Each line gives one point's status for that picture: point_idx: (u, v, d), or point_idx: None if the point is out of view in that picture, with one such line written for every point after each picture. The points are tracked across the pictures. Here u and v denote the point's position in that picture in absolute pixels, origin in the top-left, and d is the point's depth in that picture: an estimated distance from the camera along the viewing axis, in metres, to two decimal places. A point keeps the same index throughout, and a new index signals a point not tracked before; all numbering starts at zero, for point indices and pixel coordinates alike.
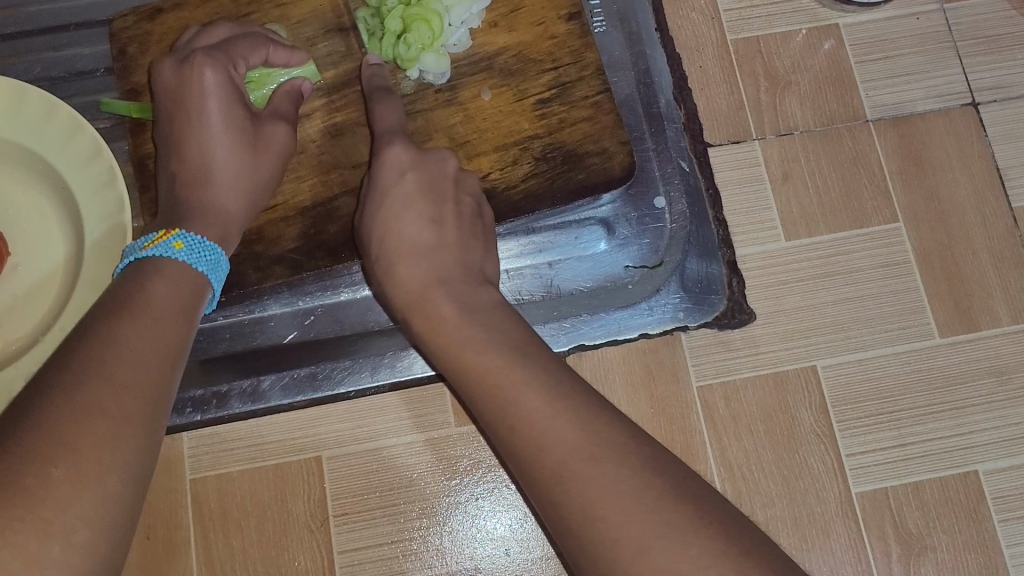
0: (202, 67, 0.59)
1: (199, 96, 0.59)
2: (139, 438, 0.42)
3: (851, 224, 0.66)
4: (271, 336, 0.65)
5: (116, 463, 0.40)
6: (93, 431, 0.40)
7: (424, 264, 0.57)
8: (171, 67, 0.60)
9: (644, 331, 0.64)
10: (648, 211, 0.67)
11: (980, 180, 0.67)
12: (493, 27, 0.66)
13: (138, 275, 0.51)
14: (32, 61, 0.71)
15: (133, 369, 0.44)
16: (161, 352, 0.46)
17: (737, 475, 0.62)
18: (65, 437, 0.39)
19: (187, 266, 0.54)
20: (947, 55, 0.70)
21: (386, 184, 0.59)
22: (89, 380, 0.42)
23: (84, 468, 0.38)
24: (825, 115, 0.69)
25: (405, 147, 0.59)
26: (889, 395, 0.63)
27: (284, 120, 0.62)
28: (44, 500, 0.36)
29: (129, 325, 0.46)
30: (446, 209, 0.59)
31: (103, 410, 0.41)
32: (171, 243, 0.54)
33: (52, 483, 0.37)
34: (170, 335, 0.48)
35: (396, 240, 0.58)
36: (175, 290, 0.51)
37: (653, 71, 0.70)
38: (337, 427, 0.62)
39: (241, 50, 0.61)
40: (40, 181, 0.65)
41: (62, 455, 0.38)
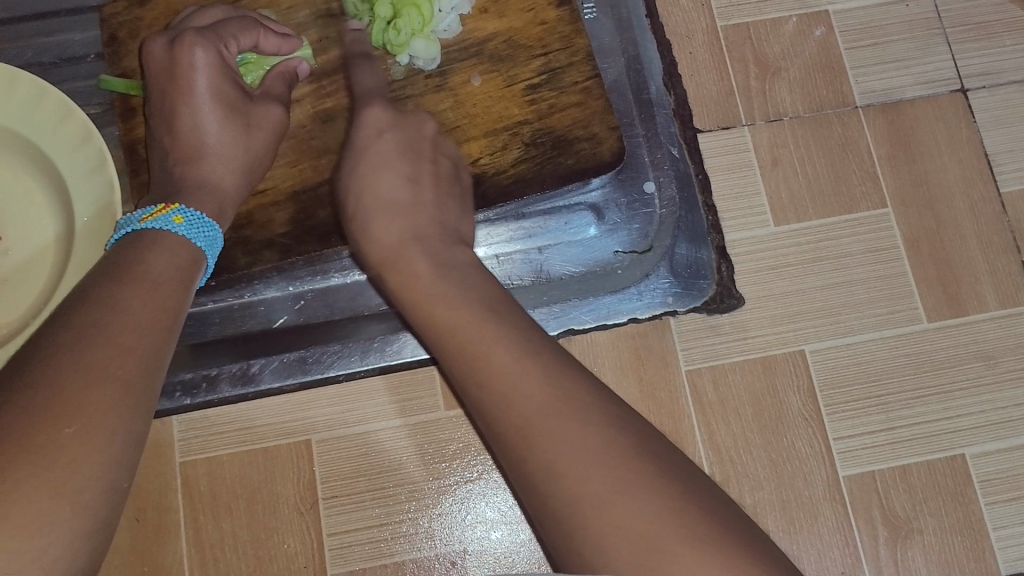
0: (192, 45, 0.59)
1: (188, 74, 0.59)
2: (142, 401, 0.42)
3: (839, 209, 0.67)
4: (262, 320, 0.66)
5: (121, 425, 0.40)
6: (99, 391, 0.40)
7: (398, 218, 0.57)
8: (162, 45, 0.61)
9: (633, 315, 0.65)
10: (639, 196, 0.68)
11: (968, 166, 0.67)
12: (484, 13, 0.66)
13: (135, 247, 0.51)
14: (24, 46, 0.71)
15: (134, 334, 0.44)
16: (161, 319, 0.47)
17: (725, 458, 0.62)
18: (69, 398, 0.39)
19: (187, 240, 0.54)
20: (936, 42, 0.70)
21: (363, 142, 0.60)
22: (90, 343, 0.42)
23: (89, 430, 0.39)
24: (814, 101, 0.69)
25: (384, 108, 0.61)
26: (876, 379, 0.63)
27: (277, 101, 0.62)
28: (49, 463, 0.37)
29: (128, 291, 0.47)
30: (423, 168, 0.59)
31: (105, 371, 0.41)
32: (170, 217, 0.55)
33: (57, 446, 0.37)
34: (169, 302, 0.48)
35: (372, 197, 0.58)
36: (173, 261, 0.52)
37: (643, 58, 0.71)
38: (327, 410, 0.62)
39: (232, 30, 0.61)
40: (31, 167, 0.66)
41: (69, 414, 0.38)
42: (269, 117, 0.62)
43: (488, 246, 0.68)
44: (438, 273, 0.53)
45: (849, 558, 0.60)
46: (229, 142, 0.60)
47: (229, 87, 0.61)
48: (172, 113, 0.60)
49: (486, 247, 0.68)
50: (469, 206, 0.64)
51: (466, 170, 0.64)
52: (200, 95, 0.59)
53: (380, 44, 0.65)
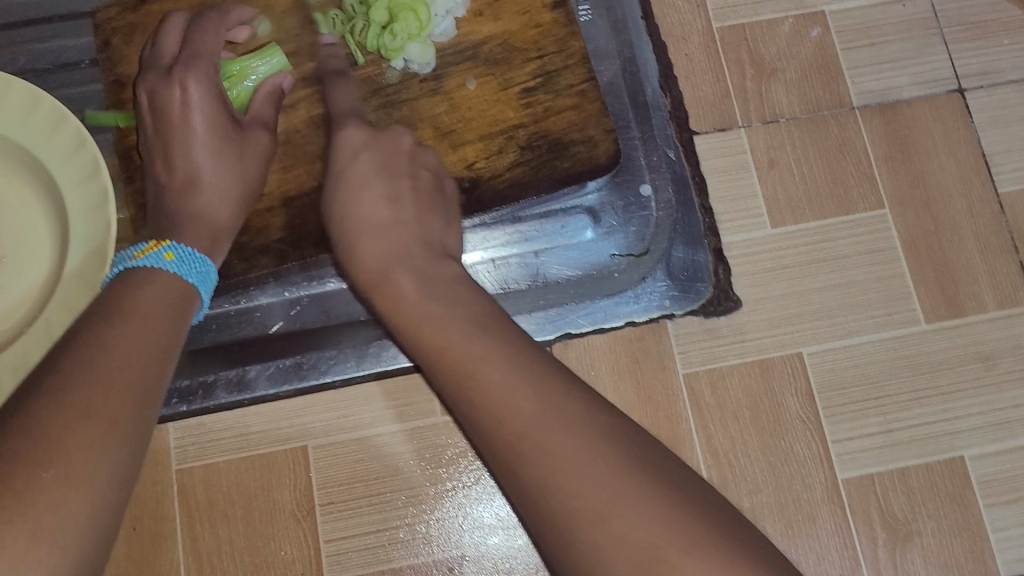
0: (182, 67, 0.60)
1: (181, 93, 0.60)
2: (126, 446, 0.42)
3: (836, 211, 0.66)
4: (257, 325, 0.66)
5: (106, 465, 0.40)
6: (83, 431, 0.40)
7: (386, 238, 0.56)
8: (152, 72, 0.61)
9: (630, 319, 0.64)
10: (635, 200, 0.68)
11: (966, 166, 0.67)
12: (479, 17, 0.66)
13: (126, 284, 0.52)
14: (18, 52, 0.71)
15: (121, 376, 0.44)
16: (149, 359, 0.47)
17: (723, 462, 0.62)
18: (51, 441, 0.38)
19: (179, 277, 0.54)
20: (932, 41, 0.70)
21: (341, 164, 0.59)
22: (75, 385, 0.42)
23: (71, 473, 0.38)
24: (810, 103, 0.69)
25: (359, 128, 0.60)
26: (875, 381, 0.63)
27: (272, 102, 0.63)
28: (28, 504, 0.36)
29: (117, 330, 0.47)
30: (402, 185, 0.59)
31: (91, 411, 0.41)
32: (161, 254, 0.54)
33: (37, 488, 0.37)
34: (157, 340, 0.49)
35: (356, 221, 0.57)
36: (162, 296, 0.52)
37: (638, 60, 0.70)
38: (324, 416, 0.62)
39: (214, 45, 0.61)
40: (25, 174, 0.65)
41: (50, 456, 0.38)
42: (258, 145, 0.61)
43: (484, 250, 0.67)
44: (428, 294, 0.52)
45: (848, 561, 0.60)
46: (224, 152, 0.60)
47: (219, 111, 0.61)
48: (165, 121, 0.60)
49: (483, 251, 0.67)
50: (466, 210, 0.63)
51: (460, 174, 0.64)
52: (196, 109, 0.60)
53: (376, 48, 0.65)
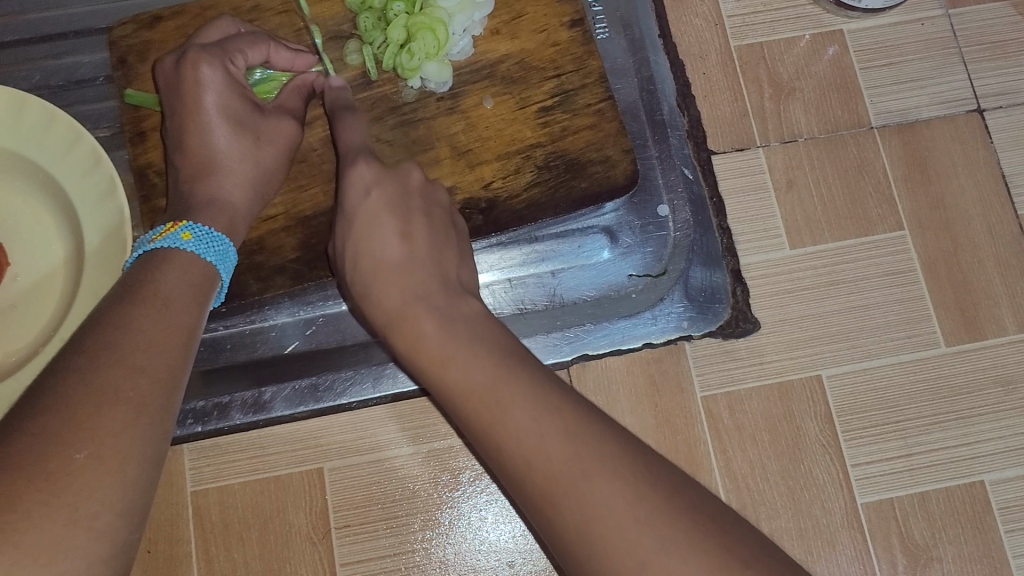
0: (197, 62, 0.58)
1: (195, 91, 0.59)
2: (155, 422, 0.43)
3: (856, 232, 0.66)
4: (273, 346, 0.65)
5: (135, 447, 0.41)
6: (111, 414, 0.41)
7: (399, 282, 0.53)
8: (173, 63, 0.61)
9: (647, 340, 0.64)
10: (652, 219, 0.67)
11: (986, 187, 0.67)
12: (496, 35, 0.66)
13: (145, 267, 0.52)
14: (33, 69, 0.70)
15: (144, 354, 0.45)
16: (174, 336, 0.47)
17: (741, 485, 0.61)
18: (79, 425, 0.39)
19: (196, 256, 0.54)
20: (952, 61, 0.69)
21: (354, 205, 0.57)
22: (100, 367, 0.42)
23: (101, 454, 0.39)
24: (829, 122, 0.68)
25: (369, 165, 0.58)
26: (893, 405, 0.62)
27: (288, 114, 0.62)
28: (60, 488, 0.37)
29: (138, 310, 0.47)
30: (414, 221, 0.57)
31: (118, 394, 0.42)
32: (179, 234, 0.55)
33: (68, 472, 0.38)
34: (181, 320, 0.49)
35: (370, 262, 0.55)
36: (184, 278, 0.52)
37: (656, 79, 0.69)
38: (340, 438, 0.62)
39: (238, 44, 0.60)
40: (40, 192, 0.65)
41: (81, 439, 0.39)
42: (281, 133, 0.61)
43: (500, 271, 0.67)
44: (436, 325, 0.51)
45: None
46: (242, 164, 0.59)
47: (237, 102, 0.60)
48: (181, 138, 0.60)
49: (498, 271, 0.67)
50: (482, 231, 0.63)
51: (478, 194, 0.64)
52: (209, 112, 0.59)
53: (393, 67, 0.64)
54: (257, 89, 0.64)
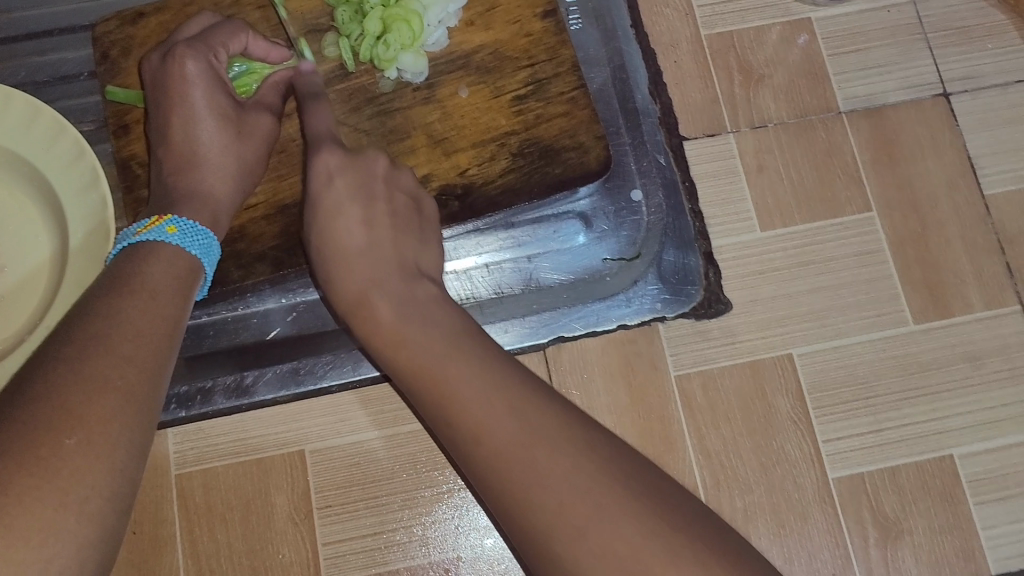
0: (183, 57, 0.60)
1: (182, 86, 0.60)
2: (142, 410, 0.44)
3: (826, 214, 0.67)
4: (256, 331, 0.67)
5: (123, 432, 0.42)
6: (99, 401, 0.42)
7: (360, 266, 0.55)
8: (156, 59, 0.63)
9: (622, 322, 0.65)
10: (626, 204, 0.68)
11: (953, 169, 0.68)
12: (470, 26, 0.68)
13: (130, 259, 0.53)
14: (17, 66, 0.72)
15: (131, 345, 0.46)
16: (158, 328, 0.49)
17: (715, 462, 0.62)
18: (69, 413, 0.40)
19: (182, 249, 0.55)
20: (918, 47, 0.71)
21: (317, 191, 0.58)
22: (87, 359, 0.43)
23: (91, 441, 0.40)
24: (799, 108, 0.70)
25: (332, 153, 0.59)
26: (863, 381, 0.64)
27: (267, 110, 0.64)
28: (52, 473, 0.38)
29: (124, 303, 0.48)
30: (376, 209, 0.57)
31: (105, 382, 0.43)
32: (163, 228, 0.56)
33: (59, 457, 0.39)
34: (167, 312, 0.50)
35: (331, 249, 0.56)
36: (168, 270, 0.53)
37: (628, 67, 0.71)
38: (320, 421, 0.63)
39: (222, 38, 0.63)
40: (26, 186, 0.66)
41: (71, 426, 0.40)
42: (262, 127, 0.63)
43: (478, 256, 0.68)
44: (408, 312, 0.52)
45: (840, 560, 0.60)
46: (221, 153, 0.60)
47: (223, 96, 0.62)
48: (166, 126, 0.61)
49: (476, 257, 0.68)
50: (459, 217, 0.64)
51: (454, 181, 0.65)
52: (194, 105, 0.60)
53: (369, 58, 0.65)
54: (235, 83, 0.65)
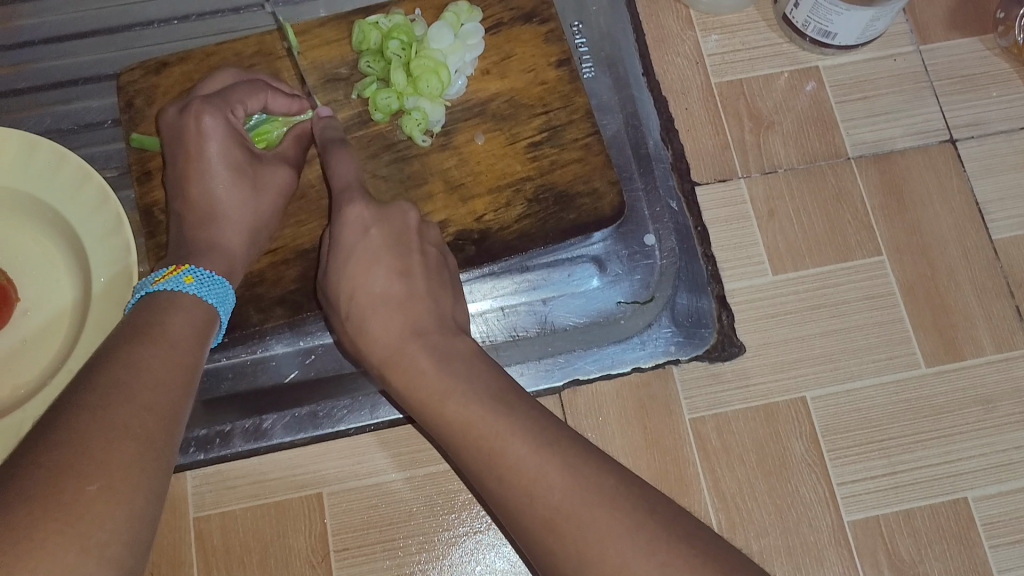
0: (200, 113, 0.61)
1: (199, 141, 0.61)
2: (159, 457, 0.44)
3: (836, 258, 0.68)
4: (273, 375, 0.67)
5: (142, 478, 0.42)
6: (119, 447, 0.42)
7: (397, 318, 0.56)
8: (174, 113, 0.63)
9: (636, 365, 0.66)
10: (639, 248, 0.69)
11: (960, 214, 0.69)
12: (486, 74, 0.69)
13: (150, 308, 0.54)
14: (43, 114, 0.74)
15: (151, 393, 0.47)
16: (177, 375, 0.49)
17: (731, 505, 0.63)
18: (90, 458, 0.41)
19: (199, 298, 0.56)
20: (924, 94, 0.73)
21: (349, 242, 0.59)
22: (108, 404, 0.44)
23: (111, 487, 0.41)
24: (808, 154, 0.71)
25: (362, 205, 0.60)
26: (877, 424, 0.64)
27: (284, 163, 0.65)
28: (73, 518, 0.38)
29: (145, 350, 0.49)
30: (413, 261, 0.59)
31: (127, 429, 0.44)
32: (181, 278, 0.57)
33: (79, 502, 0.39)
34: (185, 360, 0.51)
35: (365, 300, 0.57)
36: (186, 319, 0.54)
37: (640, 114, 0.72)
38: (338, 463, 0.64)
39: (239, 95, 0.63)
40: (50, 231, 0.68)
41: (92, 471, 0.40)
42: (279, 179, 0.64)
43: (493, 299, 0.69)
44: (441, 365, 0.52)
45: None
46: (238, 201, 0.62)
47: (238, 150, 0.63)
48: (183, 176, 0.62)
49: (491, 300, 0.69)
50: (475, 261, 0.65)
51: (471, 226, 0.66)
52: (210, 161, 0.61)
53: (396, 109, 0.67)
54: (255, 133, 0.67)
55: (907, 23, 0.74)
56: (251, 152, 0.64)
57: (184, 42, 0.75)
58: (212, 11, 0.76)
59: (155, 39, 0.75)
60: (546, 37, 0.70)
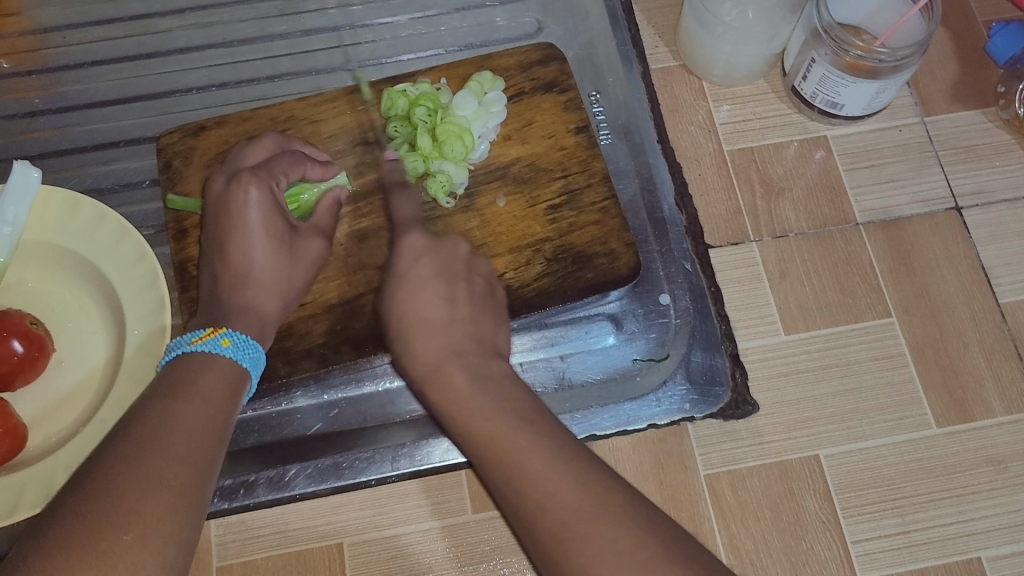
0: (247, 183, 0.64)
1: (244, 210, 0.64)
2: (194, 506, 0.46)
3: (847, 319, 0.70)
4: (297, 428, 0.68)
5: (174, 530, 0.44)
6: (153, 499, 0.44)
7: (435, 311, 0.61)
8: (219, 181, 0.66)
9: (652, 421, 0.67)
10: (654, 307, 0.71)
11: (967, 278, 0.71)
12: (508, 140, 0.73)
13: (187, 363, 0.56)
14: (84, 174, 0.77)
15: (186, 443, 0.48)
16: (212, 426, 0.51)
17: (746, 561, 0.63)
18: (125, 507, 0.43)
19: (234, 361, 0.57)
20: (929, 163, 0.75)
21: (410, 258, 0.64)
22: (145, 455, 0.46)
23: (144, 536, 0.43)
24: (818, 219, 0.74)
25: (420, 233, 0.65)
26: (889, 483, 0.65)
27: (319, 233, 0.68)
28: (108, 566, 0.41)
29: (182, 402, 0.51)
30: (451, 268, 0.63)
31: (161, 480, 0.45)
32: (218, 340, 0.58)
33: (115, 550, 0.41)
34: (219, 412, 0.52)
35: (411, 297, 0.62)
36: (221, 372, 0.56)
37: (655, 179, 0.75)
38: (359, 514, 0.65)
39: (282, 167, 0.66)
40: (87, 285, 0.70)
41: (126, 521, 0.42)
42: (314, 249, 0.67)
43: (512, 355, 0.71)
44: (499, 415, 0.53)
45: None
46: (277, 278, 0.64)
47: (279, 221, 0.65)
48: (226, 242, 0.64)
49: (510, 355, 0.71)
50: None
51: None
52: (254, 228, 0.64)
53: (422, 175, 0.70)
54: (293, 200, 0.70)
55: (912, 96, 0.78)
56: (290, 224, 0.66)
57: (221, 107, 0.79)
58: (248, 79, 0.80)
59: (193, 104, 0.79)
60: (565, 105, 0.73)
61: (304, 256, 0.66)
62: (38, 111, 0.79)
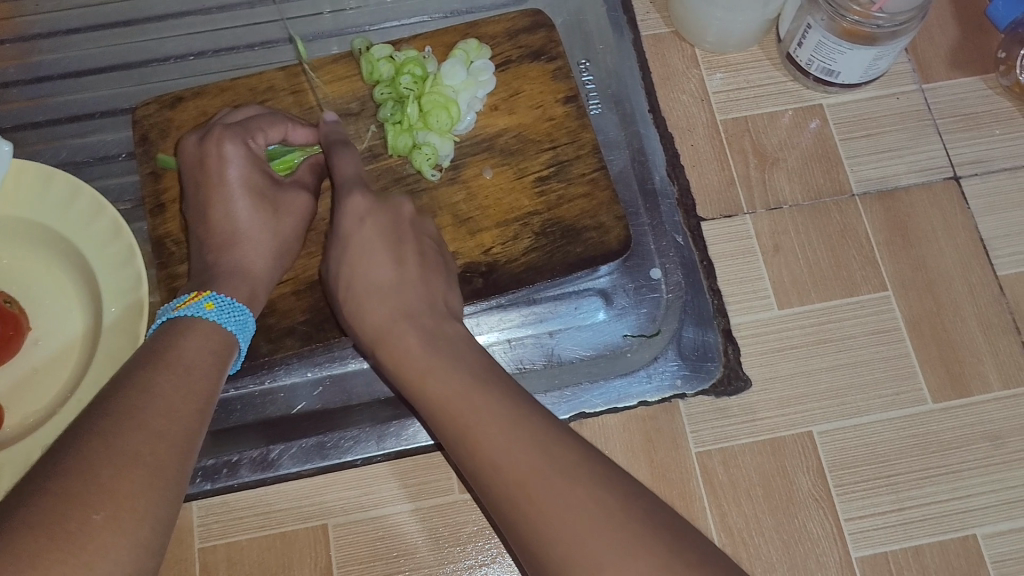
0: (221, 138, 0.62)
1: (219, 165, 0.62)
2: (169, 485, 0.44)
3: (842, 292, 0.69)
4: (282, 406, 0.67)
5: (148, 508, 0.42)
6: (126, 478, 0.42)
7: (383, 303, 0.57)
8: (196, 141, 0.64)
9: (643, 398, 0.66)
10: (645, 282, 0.70)
11: (965, 250, 0.70)
12: (495, 110, 0.71)
13: (166, 334, 0.54)
14: (59, 147, 0.75)
15: (164, 419, 0.46)
16: (190, 399, 0.49)
17: (738, 540, 0.62)
18: (97, 487, 0.41)
19: (219, 325, 0.56)
20: (928, 132, 0.73)
21: (346, 230, 0.60)
22: (120, 431, 0.44)
23: (117, 515, 0.41)
24: (812, 190, 0.72)
25: (363, 195, 0.61)
26: (884, 459, 0.64)
27: (303, 188, 0.65)
28: (78, 548, 0.39)
29: (159, 376, 0.49)
30: (405, 251, 0.59)
31: (135, 457, 0.43)
32: (202, 304, 0.57)
33: (84, 532, 0.39)
34: (199, 386, 0.51)
35: (361, 283, 0.58)
36: (203, 344, 0.54)
37: (647, 150, 0.73)
38: (344, 494, 0.64)
39: (261, 123, 0.65)
40: (63, 261, 0.69)
41: (99, 500, 0.41)
42: (299, 204, 0.64)
43: (500, 332, 0.70)
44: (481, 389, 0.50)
45: None
46: (260, 231, 0.62)
47: (259, 176, 0.63)
48: (205, 202, 0.63)
49: (498, 332, 0.70)
50: (482, 293, 0.66)
51: (478, 259, 0.67)
52: (231, 184, 0.62)
53: (405, 152, 0.68)
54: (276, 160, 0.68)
55: (910, 63, 0.76)
56: (273, 180, 0.64)
57: (199, 77, 0.77)
58: (226, 48, 0.78)
59: (170, 74, 0.77)
60: (553, 74, 0.71)
61: (289, 211, 0.64)
62: (11, 81, 0.77)
